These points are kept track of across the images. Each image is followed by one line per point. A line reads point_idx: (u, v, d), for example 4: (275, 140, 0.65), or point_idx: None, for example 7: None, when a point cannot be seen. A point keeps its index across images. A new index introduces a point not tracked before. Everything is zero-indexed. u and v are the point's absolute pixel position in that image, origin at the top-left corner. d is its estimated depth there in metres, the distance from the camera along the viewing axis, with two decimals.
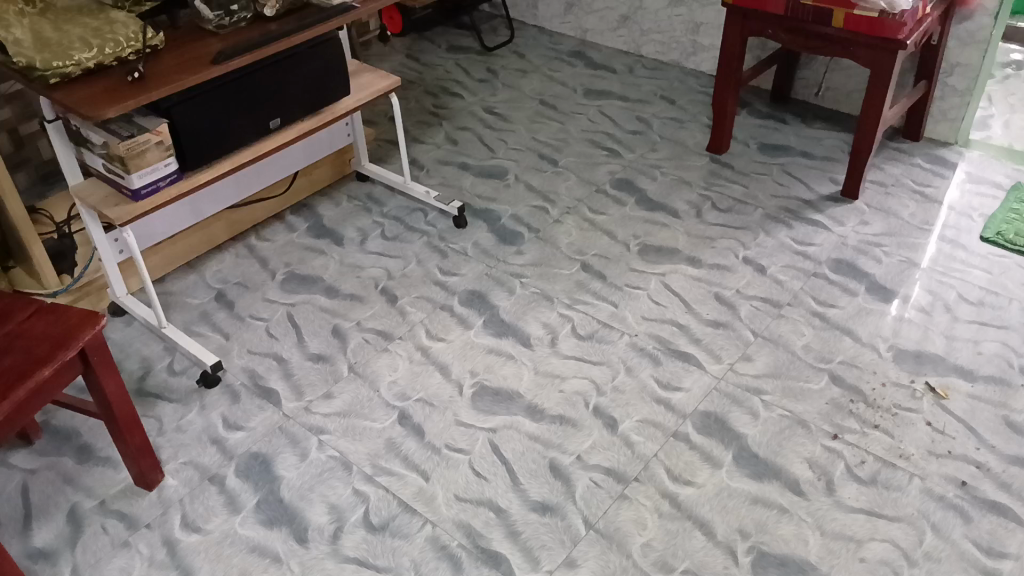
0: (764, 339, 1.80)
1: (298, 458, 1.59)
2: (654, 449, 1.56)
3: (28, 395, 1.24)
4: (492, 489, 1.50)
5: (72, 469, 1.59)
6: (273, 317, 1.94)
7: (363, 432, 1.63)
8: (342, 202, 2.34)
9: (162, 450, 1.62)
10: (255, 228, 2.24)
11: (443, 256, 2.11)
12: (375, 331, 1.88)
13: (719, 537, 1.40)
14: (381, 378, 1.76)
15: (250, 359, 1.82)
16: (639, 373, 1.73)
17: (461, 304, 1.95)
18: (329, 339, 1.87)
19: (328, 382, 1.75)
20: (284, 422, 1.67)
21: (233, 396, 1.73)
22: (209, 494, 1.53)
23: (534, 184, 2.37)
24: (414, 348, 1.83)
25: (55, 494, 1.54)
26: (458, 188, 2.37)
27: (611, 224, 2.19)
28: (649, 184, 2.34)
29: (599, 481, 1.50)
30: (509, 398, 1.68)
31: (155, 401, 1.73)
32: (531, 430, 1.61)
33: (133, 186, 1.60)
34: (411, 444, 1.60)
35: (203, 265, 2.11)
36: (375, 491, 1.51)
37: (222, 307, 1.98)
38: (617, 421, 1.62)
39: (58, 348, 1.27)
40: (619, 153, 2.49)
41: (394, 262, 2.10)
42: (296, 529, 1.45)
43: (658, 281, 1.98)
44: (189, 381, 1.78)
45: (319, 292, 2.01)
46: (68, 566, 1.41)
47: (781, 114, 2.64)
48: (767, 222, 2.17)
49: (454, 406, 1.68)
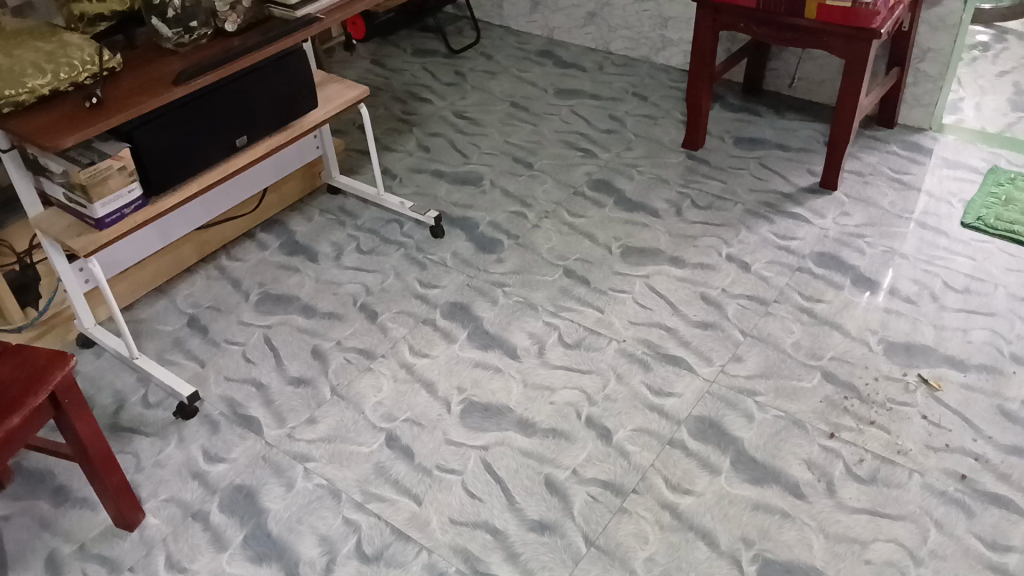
0: (754, 338, 1.78)
1: (284, 488, 1.53)
2: (651, 459, 1.53)
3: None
4: (487, 510, 1.46)
5: (48, 512, 1.51)
6: (250, 340, 1.88)
7: (350, 457, 1.58)
8: (314, 216, 2.28)
9: (141, 487, 1.55)
10: (226, 247, 2.17)
11: (422, 267, 2.06)
12: (357, 350, 1.83)
13: (722, 547, 1.37)
14: (366, 399, 1.70)
15: (228, 387, 1.76)
16: (630, 379, 1.70)
17: (444, 317, 1.90)
18: (309, 360, 1.81)
19: (310, 407, 1.70)
20: (267, 450, 1.61)
21: (213, 426, 1.67)
22: (193, 532, 1.46)
23: (510, 188, 2.33)
24: (397, 366, 1.78)
25: (31, 541, 1.46)
26: (433, 196, 2.32)
27: (593, 226, 2.15)
28: (626, 184, 2.31)
29: (596, 496, 1.46)
30: (499, 413, 1.64)
31: (131, 436, 1.66)
32: (524, 445, 1.57)
33: (96, 216, 1.53)
34: (401, 466, 1.55)
35: (173, 289, 2.04)
36: (366, 519, 1.46)
37: (196, 332, 1.91)
38: (611, 431, 1.59)
39: (27, 392, 1.21)
40: (595, 154, 2.46)
41: (372, 277, 2.04)
42: (287, 564, 1.40)
43: (642, 284, 1.95)
44: (166, 413, 1.71)
45: (296, 311, 1.95)
46: None
47: (754, 107, 2.63)
48: (748, 217, 2.15)
49: (442, 424, 1.63)
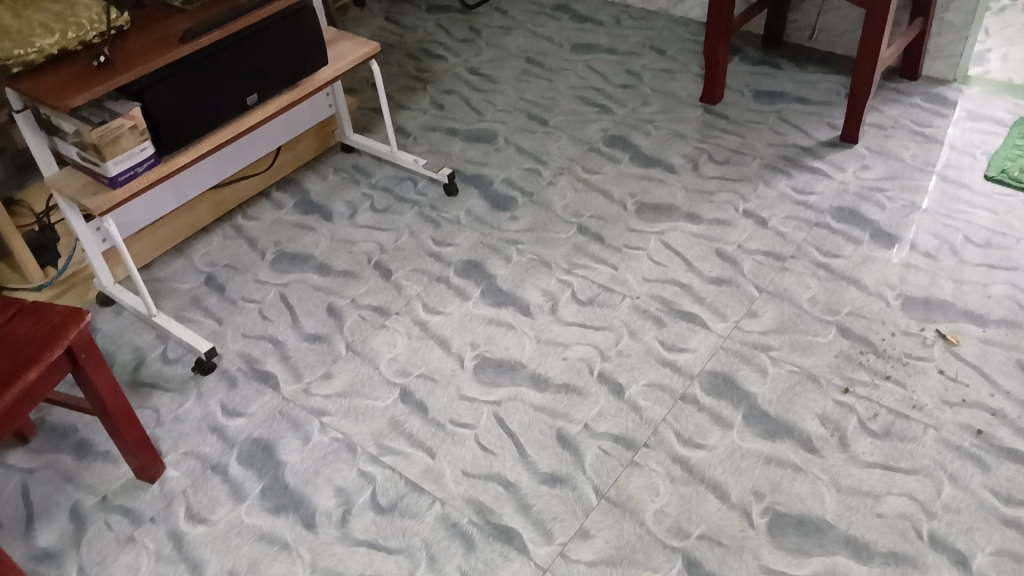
0: (770, 293, 1.77)
1: (301, 441, 1.56)
2: (663, 413, 1.54)
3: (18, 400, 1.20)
4: (499, 462, 1.47)
5: (72, 466, 1.55)
6: (266, 298, 1.89)
7: (366, 412, 1.60)
8: (328, 175, 2.28)
9: (161, 442, 1.59)
10: (242, 207, 2.18)
11: (436, 226, 2.06)
12: (372, 307, 1.84)
13: (733, 499, 1.38)
14: (381, 355, 1.72)
15: (246, 344, 1.78)
16: (643, 335, 1.70)
17: (457, 275, 1.90)
18: (325, 318, 1.83)
19: (326, 363, 1.72)
20: (284, 405, 1.63)
21: (231, 382, 1.70)
22: (213, 484, 1.50)
23: (525, 145, 2.31)
24: (411, 323, 1.79)
25: (56, 493, 1.50)
26: (447, 154, 2.30)
27: (607, 183, 2.14)
28: (642, 140, 2.28)
29: (608, 449, 1.47)
30: (512, 369, 1.65)
31: (151, 391, 1.69)
32: (537, 400, 1.58)
33: (110, 174, 1.54)
34: (415, 421, 1.57)
35: (190, 248, 2.06)
36: (381, 471, 1.48)
37: (213, 291, 1.93)
38: (624, 386, 1.59)
39: (44, 347, 1.23)
40: (611, 110, 2.42)
41: (386, 235, 2.05)
42: (304, 515, 1.43)
43: (657, 240, 1.93)
44: (185, 369, 1.74)
45: (311, 270, 1.96)
46: (74, 566, 1.38)
47: (774, 60, 2.57)
48: (766, 172, 2.12)
49: (456, 379, 1.65)
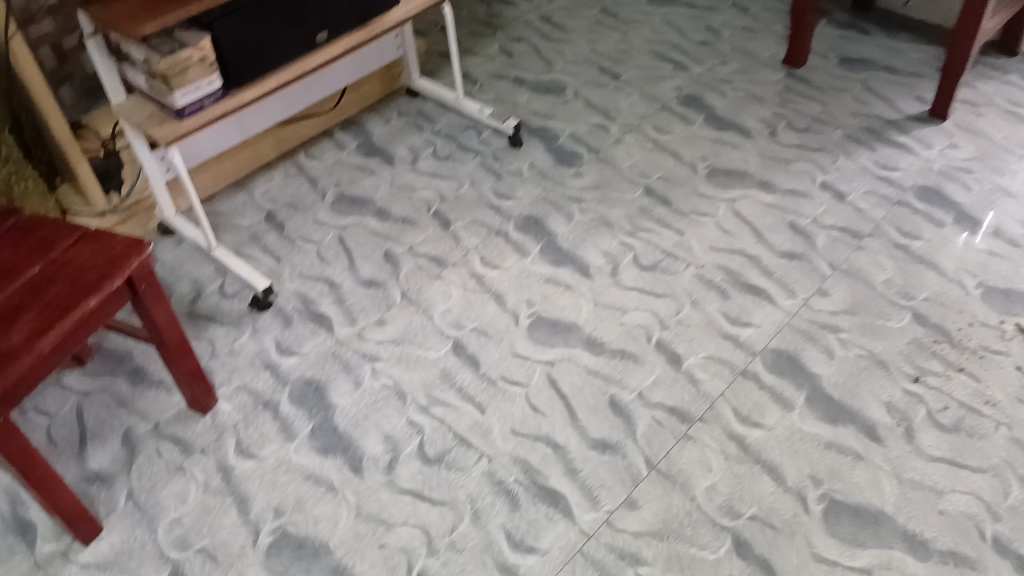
0: (842, 272, 1.70)
1: (352, 385, 1.56)
2: (721, 388, 1.49)
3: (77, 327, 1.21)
4: (549, 424, 1.45)
5: (126, 392, 1.58)
6: (324, 239, 1.89)
7: (417, 361, 1.60)
8: (392, 118, 2.25)
9: (215, 374, 1.60)
10: (304, 145, 2.17)
11: (498, 177, 2.02)
12: (428, 257, 1.82)
13: (789, 483, 1.34)
14: (435, 305, 1.70)
15: (302, 284, 1.78)
16: (706, 306, 1.64)
17: (517, 230, 1.87)
18: (381, 263, 1.81)
19: (380, 309, 1.71)
20: (337, 348, 1.63)
21: (286, 320, 1.70)
22: (263, 420, 1.51)
23: (594, 99, 2.23)
24: (468, 276, 1.77)
25: (110, 417, 1.53)
26: (513, 104, 2.24)
27: (677, 144, 2.06)
28: (718, 101, 2.18)
29: (661, 421, 1.44)
30: (567, 330, 1.63)
31: (208, 323, 1.71)
32: (591, 364, 1.56)
33: (176, 105, 1.53)
34: (467, 374, 1.56)
35: (252, 184, 2.06)
36: (429, 422, 1.48)
37: (272, 228, 1.93)
38: (681, 356, 1.55)
39: (105, 276, 1.23)
40: (686, 68, 2.32)
41: (447, 184, 2.02)
42: (351, 458, 1.43)
43: (727, 208, 1.86)
44: (241, 304, 1.75)
45: (370, 214, 1.95)
46: (124, 491, 1.40)
47: (863, 24, 2.43)
48: (846, 143, 2.01)
49: (510, 335, 1.63)
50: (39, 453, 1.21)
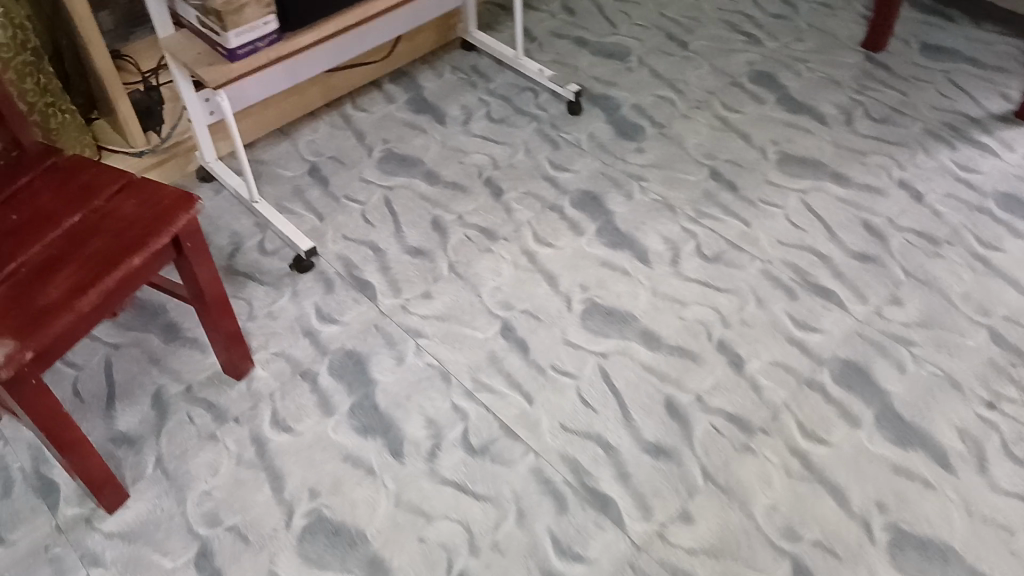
0: (917, 280, 1.59)
1: (395, 361, 1.49)
2: (785, 398, 1.42)
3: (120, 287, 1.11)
4: (601, 422, 1.38)
5: (158, 348, 1.52)
6: (370, 200, 1.79)
7: (464, 340, 1.52)
8: (444, 72, 2.12)
9: (252, 337, 1.53)
10: (351, 95, 2.06)
11: (555, 146, 1.91)
12: (478, 228, 1.73)
13: (854, 507, 1.28)
14: (484, 282, 1.62)
15: (346, 247, 1.69)
16: (772, 306, 1.55)
17: (573, 206, 1.77)
18: (429, 231, 1.72)
19: (427, 281, 1.63)
20: (380, 319, 1.56)
21: (327, 285, 1.62)
22: (301, 391, 1.44)
23: (660, 69, 2.10)
24: (519, 252, 1.68)
25: (140, 375, 1.47)
26: (573, 67, 2.12)
27: (748, 125, 1.93)
28: (792, 81, 2.05)
29: (720, 428, 1.37)
30: (622, 320, 1.54)
31: (245, 281, 1.63)
32: (647, 359, 1.47)
33: (229, 46, 1.43)
34: (516, 360, 1.48)
35: (295, 133, 1.96)
36: (475, 409, 1.41)
37: (316, 183, 1.84)
38: (743, 359, 1.47)
39: (150, 232, 1.13)
40: (760, 41, 2.18)
41: (500, 149, 1.91)
42: (392, 441, 1.37)
43: (798, 199, 1.75)
44: (280, 263, 1.66)
45: (419, 176, 1.85)
46: (153, 456, 1.35)
47: (950, 9, 2.26)
48: (927, 139, 1.88)
49: (561, 321, 1.54)
50: (71, 417, 1.12)
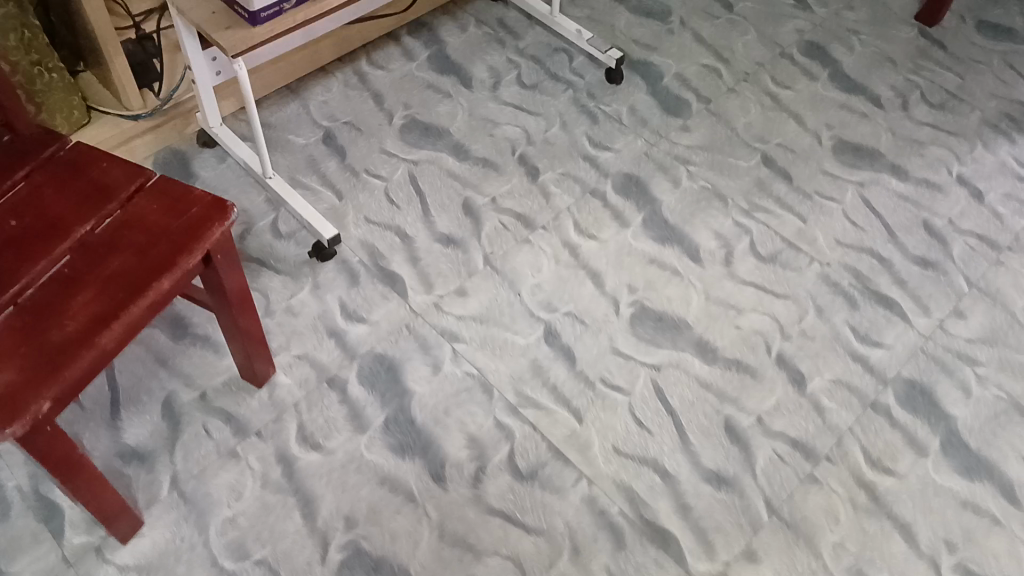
0: (980, 292, 1.50)
1: (430, 370, 1.36)
2: (849, 421, 1.34)
3: (146, 316, 0.92)
4: (657, 445, 1.30)
5: (165, 346, 1.36)
6: (393, 176, 1.63)
7: (504, 346, 1.40)
8: (468, 26, 1.92)
9: (272, 336, 1.39)
10: (366, 49, 1.86)
11: (593, 120, 1.76)
12: (514, 214, 1.59)
13: (921, 545, 1.22)
14: (523, 279, 1.49)
15: (369, 232, 1.54)
16: (832, 316, 1.46)
17: (616, 192, 1.64)
18: (459, 216, 1.58)
19: (460, 275, 1.49)
20: (412, 319, 1.43)
21: (351, 276, 1.47)
22: (329, 403, 1.32)
23: (704, 34, 1.93)
24: (560, 244, 1.55)
25: (146, 378, 1.32)
26: (610, 27, 1.93)
27: (799, 105, 1.79)
28: (844, 55, 1.90)
29: (783, 455, 1.30)
30: (675, 327, 1.44)
31: (259, 269, 1.47)
32: (702, 374, 1.38)
33: (251, 9, 1.22)
34: (561, 370, 1.37)
35: (306, 92, 1.77)
36: (520, 427, 1.30)
37: (332, 153, 1.66)
38: (806, 377, 1.38)
39: (182, 249, 0.94)
40: (809, 7, 2.01)
41: (534, 121, 1.75)
42: (431, 463, 1.26)
43: (856, 193, 1.64)
44: (298, 249, 1.51)
45: (446, 149, 1.68)
46: (167, 476, 1.22)
47: None
48: (985, 131, 1.76)
49: (609, 327, 1.43)
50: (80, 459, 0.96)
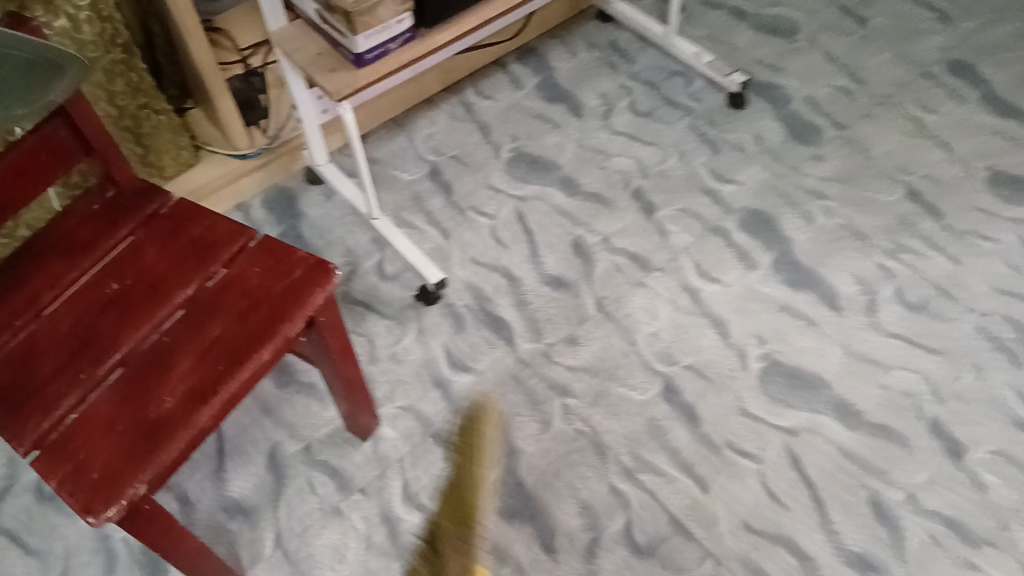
0: None
1: (539, 427, 1.28)
2: (1015, 500, 1.18)
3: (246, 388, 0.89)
4: (791, 522, 1.18)
5: (270, 394, 1.33)
6: (501, 213, 1.56)
7: (618, 403, 1.30)
8: (578, 50, 1.83)
9: (376, 385, 1.34)
10: (473, 78, 1.79)
11: (713, 150, 1.63)
12: (628, 254, 1.48)
13: None
14: (639, 327, 1.39)
15: (475, 274, 1.47)
16: (992, 377, 1.29)
17: (741, 230, 1.50)
18: (570, 257, 1.49)
19: (571, 322, 1.40)
20: (519, 369, 1.34)
21: (456, 321, 1.41)
22: (433, 459, 1.25)
23: (835, 52, 1.77)
24: (679, 288, 1.43)
25: (251, 428, 1.28)
26: (730, 47, 1.80)
27: (947, 130, 1.61)
28: (997, 72, 1.69)
29: (938, 538, 1.15)
30: (810, 385, 1.31)
31: (364, 312, 1.42)
32: (842, 440, 1.25)
33: (356, 50, 1.18)
34: (682, 432, 1.27)
35: (412, 125, 1.72)
36: (638, 495, 1.21)
37: (438, 190, 1.60)
38: (963, 447, 1.23)
39: (282, 316, 0.91)
40: (954, 19, 1.81)
41: (649, 152, 1.64)
42: (542, 532, 1.18)
43: (1017, 233, 1.44)
44: (402, 291, 1.45)
45: (554, 184, 1.60)
46: (271, 534, 1.18)
47: None
48: None
49: (735, 384, 1.31)
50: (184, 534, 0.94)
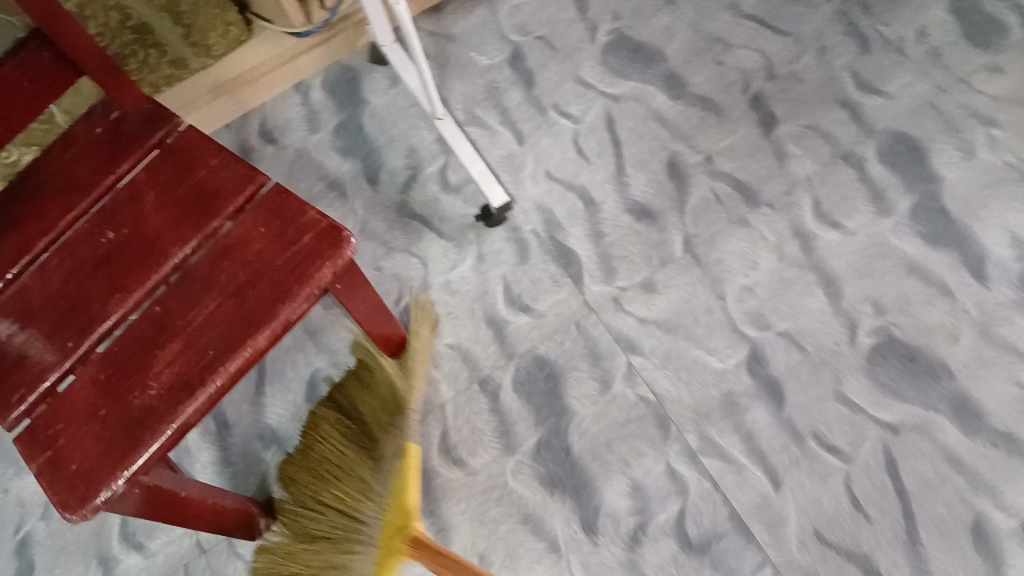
0: None
1: (597, 386, 1.14)
2: None
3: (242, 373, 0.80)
4: (873, 536, 1.03)
5: (315, 315, 1.24)
6: (587, 116, 1.32)
7: (692, 369, 1.13)
8: None
9: None
10: None
11: (864, 48, 1.30)
12: (733, 182, 1.24)
13: None
14: (730, 277, 1.18)
15: (548, 192, 1.27)
16: None
17: (880, 162, 1.21)
18: (661, 179, 1.26)
19: (650, 263, 1.20)
20: (584, 315, 1.18)
21: (520, 249, 1.24)
22: (477, 409, 1.14)
23: None
24: (788, 231, 1.19)
25: (293, 351, 1.22)
26: None
27: None
28: None
29: None
30: (929, 374, 1.09)
31: (420, 229, 1.28)
32: (955, 446, 1.05)
33: None
34: (762, 413, 1.10)
35: None
36: (697, 481, 1.07)
37: (518, 81, 1.36)
38: None
39: (280, 296, 0.79)
40: None
41: (781, 45, 1.32)
42: (584, 509, 1.07)
43: None
44: (464, 207, 1.29)
45: (656, 81, 1.33)
46: None
47: None
48: None
49: (837, 362, 1.11)
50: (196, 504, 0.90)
